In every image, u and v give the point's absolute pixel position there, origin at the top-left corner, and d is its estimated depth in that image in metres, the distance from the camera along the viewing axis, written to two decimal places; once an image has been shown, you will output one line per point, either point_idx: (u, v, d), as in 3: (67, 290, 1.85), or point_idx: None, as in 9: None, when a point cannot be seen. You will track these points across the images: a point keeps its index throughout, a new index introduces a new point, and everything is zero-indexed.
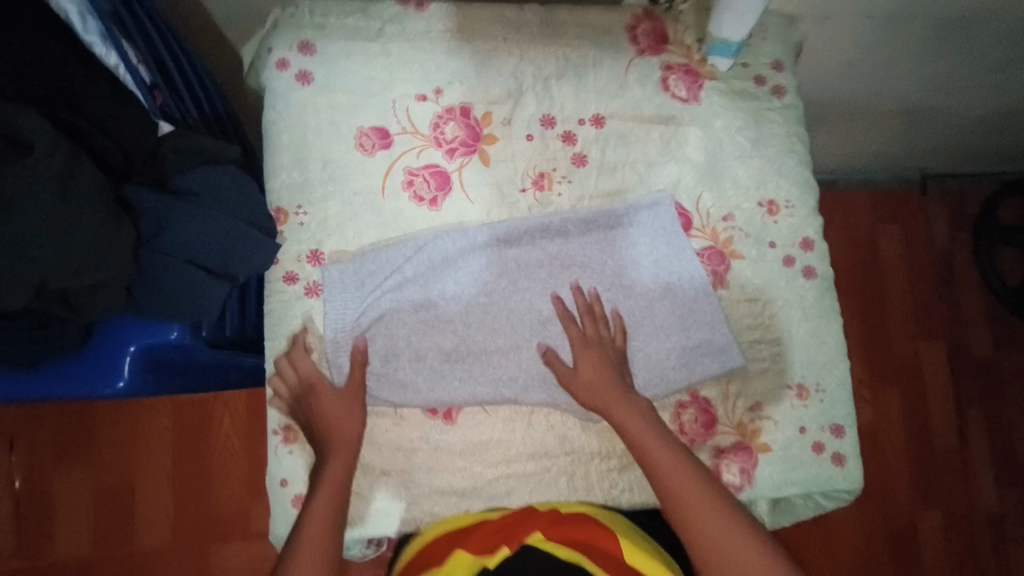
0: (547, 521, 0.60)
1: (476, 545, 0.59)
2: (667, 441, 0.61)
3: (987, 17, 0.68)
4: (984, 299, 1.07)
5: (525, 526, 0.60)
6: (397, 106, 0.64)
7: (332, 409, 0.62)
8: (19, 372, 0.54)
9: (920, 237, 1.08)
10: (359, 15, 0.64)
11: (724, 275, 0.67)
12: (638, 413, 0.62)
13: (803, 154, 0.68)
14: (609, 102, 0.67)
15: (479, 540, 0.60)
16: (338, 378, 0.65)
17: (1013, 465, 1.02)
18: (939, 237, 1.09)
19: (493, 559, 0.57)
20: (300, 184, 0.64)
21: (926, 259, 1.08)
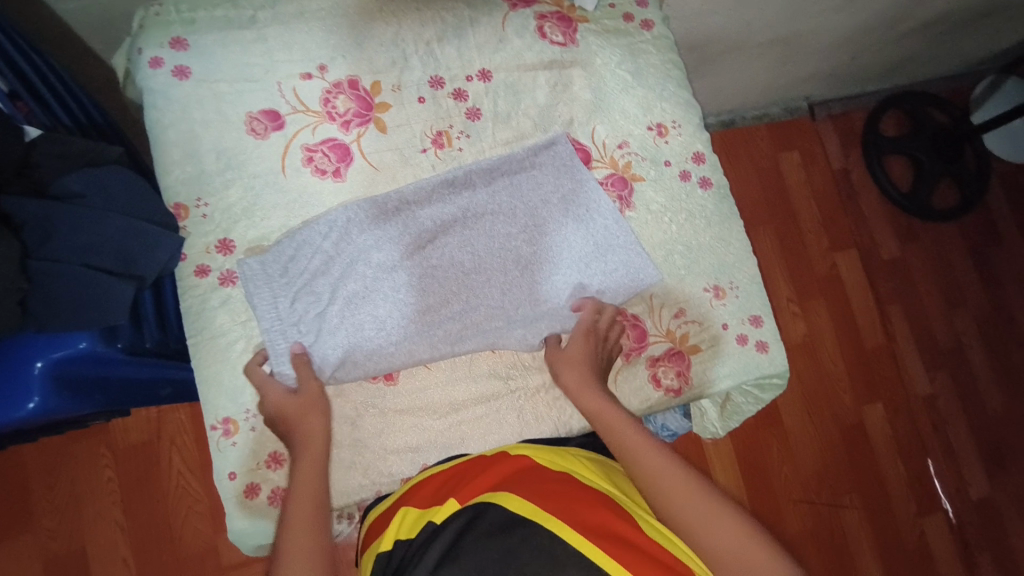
0: (497, 473, 0.58)
1: (432, 492, 0.59)
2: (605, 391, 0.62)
3: None
4: (830, 209, 1.53)
5: (472, 479, 0.59)
6: (283, 87, 0.66)
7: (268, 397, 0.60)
8: None
9: (798, 170, 1.52)
10: (230, 6, 0.66)
11: (629, 198, 0.72)
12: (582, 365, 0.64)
13: (681, 80, 0.77)
14: (492, 57, 0.71)
15: (432, 489, 0.60)
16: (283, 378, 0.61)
17: (857, 340, 1.46)
18: (812, 172, 1.54)
19: (440, 511, 0.56)
20: (194, 177, 0.63)
21: (796, 187, 1.51)
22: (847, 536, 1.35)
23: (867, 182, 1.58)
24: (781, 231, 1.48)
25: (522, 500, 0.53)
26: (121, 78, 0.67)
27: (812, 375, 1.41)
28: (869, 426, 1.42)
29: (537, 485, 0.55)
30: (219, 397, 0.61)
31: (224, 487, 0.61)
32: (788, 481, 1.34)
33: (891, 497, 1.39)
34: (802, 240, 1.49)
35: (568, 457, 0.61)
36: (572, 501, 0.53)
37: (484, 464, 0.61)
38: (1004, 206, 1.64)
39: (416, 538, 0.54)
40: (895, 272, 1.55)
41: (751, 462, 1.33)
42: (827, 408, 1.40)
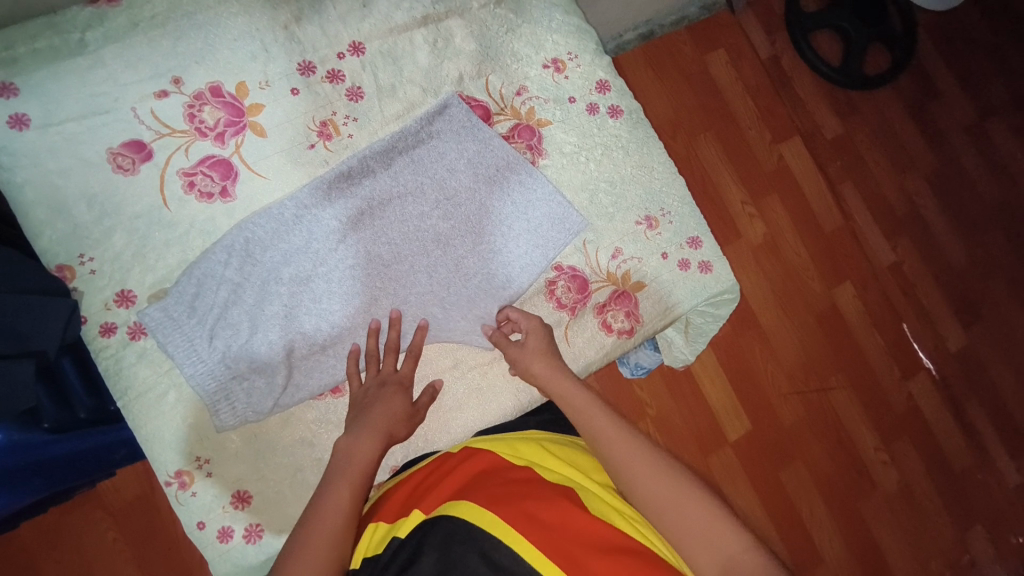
0: (454, 482, 0.58)
1: (398, 504, 0.59)
2: (555, 362, 0.63)
3: None
4: (767, 100, 1.49)
5: (437, 487, 0.58)
6: (139, 113, 0.60)
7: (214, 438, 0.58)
8: None
9: (727, 67, 1.47)
10: (52, 33, 0.59)
11: (540, 145, 0.68)
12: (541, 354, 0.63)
13: (569, 6, 0.72)
14: (360, 26, 0.65)
15: (397, 503, 0.59)
16: (226, 417, 0.59)
17: (814, 226, 1.46)
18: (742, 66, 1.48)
19: (404, 526, 0.56)
20: (68, 234, 0.58)
21: (728, 86, 1.47)
22: (839, 415, 1.39)
23: (798, 66, 1.54)
24: (723, 135, 1.45)
25: (481, 510, 0.52)
26: None
27: (778, 271, 1.42)
28: (842, 306, 1.44)
29: (502, 492, 0.54)
30: (163, 452, 0.58)
31: (198, 537, 0.58)
32: (775, 378, 1.37)
33: (874, 369, 1.44)
34: (744, 140, 1.46)
35: (532, 449, 0.62)
36: (532, 507, 0.52)
37: (444, 468, 0.60)
38: (936, 58, 1.62)
39: (383, 555, 0.54)
40: (841, 149, 1.54)
41: (736, 369, 1.35)
42: (799, 301, 1.42)
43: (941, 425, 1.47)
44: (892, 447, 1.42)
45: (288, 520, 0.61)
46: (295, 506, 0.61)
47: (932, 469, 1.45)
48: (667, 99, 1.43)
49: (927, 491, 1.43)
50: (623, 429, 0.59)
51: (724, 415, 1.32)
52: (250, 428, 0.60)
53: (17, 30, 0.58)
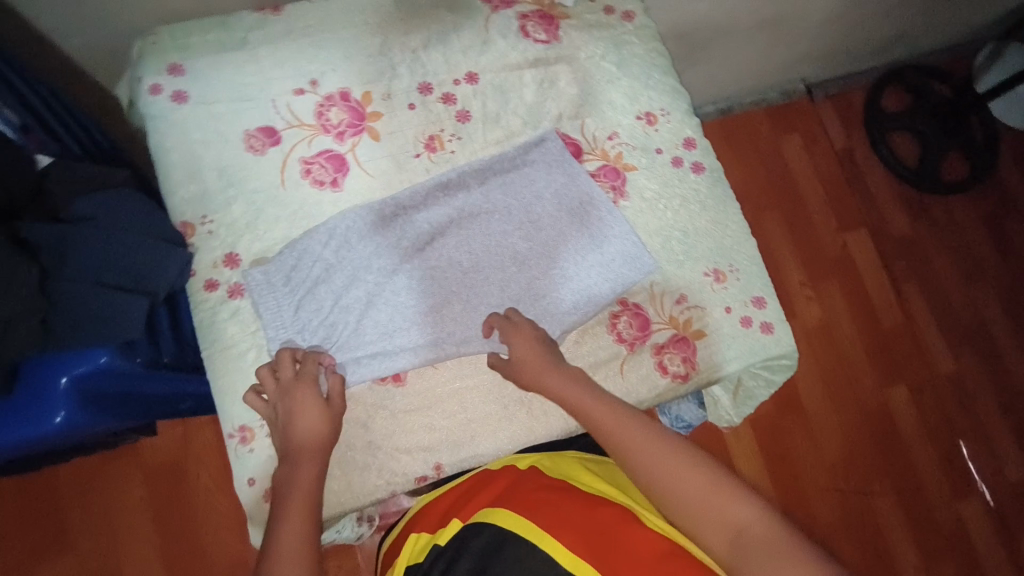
0: (490, 489, 0.60)
1: (439, 515, 0.62)
2: (552, 363, 0.61)
3: None
4: (835, 189, 1.51)
5: (474, 495, 0.60)
6: (277, 104, 0.68)
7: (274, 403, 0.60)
8: None
9: (799, 151, 1.51)
10: (222, 30, 0.69)
11: (622, 187, 0.72)
12: (540, 355, 0.62)
13: (667, 68, 0.78)
14: (478, 59, 0.73)
15: (440, 511, 0.62)
16: None
17: (872, 318, 1.44)
18: (813, 153, 1.52)
19: (443, 534, 0.58)
20: (197, 196, 0.65)
21: (799, 169, 1.50)
22: (878, 520, 1.31)
23: (872, 161, 1.56)
24: (788, 214, 1.47)
25: (517, 517, 0.54)
26: (126, 106, 0.71)
27: (829, 357, 1.39)
28: (893, 406, 1.39)
29: (535, 498, 0.56)
30: (233, 406, 0.62)
31: (244, 493, 0.61)
32: (814, 467, 1.32)
33: (922, 478, 1.36)
34: (809, 223, 1.47)
35: (564, 463, 0.63)
36: (569, 513, 0.54)
37: (480, 480, 0.62)
38: (1016, 174, 1.61)
39: (425, 562, 0.56)
40: (908, 248, 1.52)
41: (772, 450, 1.31)
42: (848, 392, 1.38)
43: (994, 556, 1.35)
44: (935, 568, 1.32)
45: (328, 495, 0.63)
46: (339, 483, 0.63)
47: None
48: (737, 173, 1.47)
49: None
50: (619, 407, 0.58)
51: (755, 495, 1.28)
52: None
53: (194, 24, 0.69)
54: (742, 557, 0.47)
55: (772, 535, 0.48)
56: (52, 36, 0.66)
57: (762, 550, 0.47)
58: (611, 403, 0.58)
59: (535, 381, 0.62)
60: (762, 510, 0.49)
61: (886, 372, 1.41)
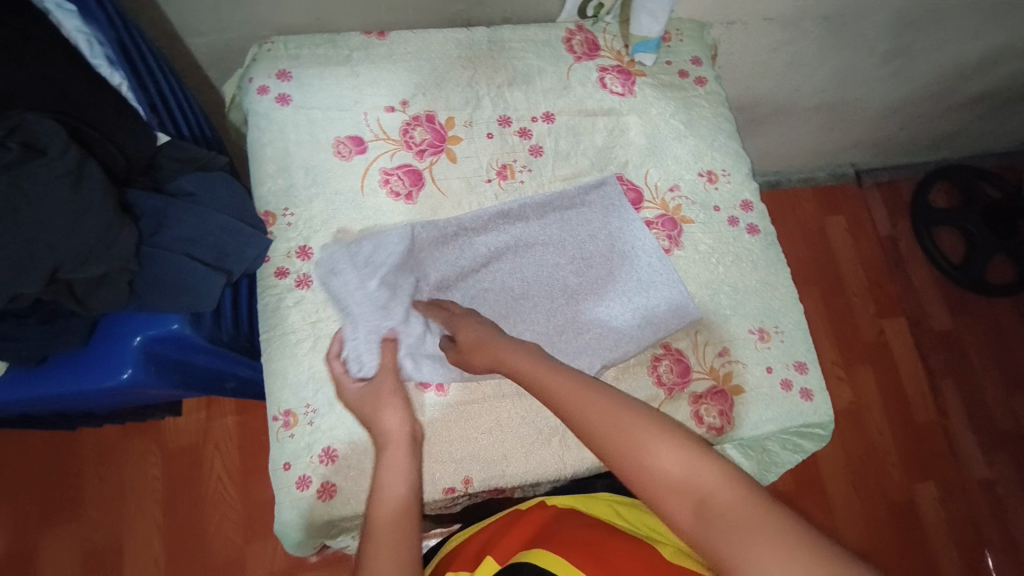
0: (525, 529, 0.59)
1: (472, 556, 0.60)
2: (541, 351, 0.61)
3: (856, 25, 0.95)
4: (873, 274, 1.51)
5: (507, 532, 0.60)
6: (368, 118, 0.74)
7: (352, 394, 0.62)
8: (31, 371, 0.59)
9: (841, 232, 1.53)
10: (331, 46, 0.76)
11: (678, 237, 0.75)
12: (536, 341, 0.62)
13: (732, 133, 0.81)
14: (556, 101, 0.78)
15: (472, 552, 0.61)
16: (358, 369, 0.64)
17: (902, 409, 1.41)
18: (856, 234, 1.54)
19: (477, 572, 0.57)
20: (283, 189, 0.70)
21: (840, 249, 1.52)
22: None
23: (915, 252, 1.57)
24: (826, 291, 1.47)
25: (553, 555, 0.53)
26: (231, 102, 0.78)
27: (855, 444, 1.36)
28: (920, 503, 1.34)
29: (567, 537, 0.56)
30: (283, 390, 0.64)
31: (279, 476, 0.62)
32: None
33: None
34: (846, 303, 1.47)
35: (602, 503, 0.62)
36: (601, 553, 0.53)
37: (510, 518, 0.62)
38: None
39: None
40: (946, 344, 1.50)
41: None
42: (870, 483, 1.33)
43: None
44: None
45: (357, 493, 0.62)
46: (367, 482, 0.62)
47: None
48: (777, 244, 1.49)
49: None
50: (578, 378, 0.56)
51: None
52: None
53: (307, 39, 0.76)
54: (710, 528, 0.45)
55: (740, 502, 0.45)
56: (181, 32, 0.73)
57: (728, 516, 0.45)
58: (568, 374, 0.57)
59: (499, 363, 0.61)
60: (727, 475, 0.47)
61: (914, 466, 1.36)
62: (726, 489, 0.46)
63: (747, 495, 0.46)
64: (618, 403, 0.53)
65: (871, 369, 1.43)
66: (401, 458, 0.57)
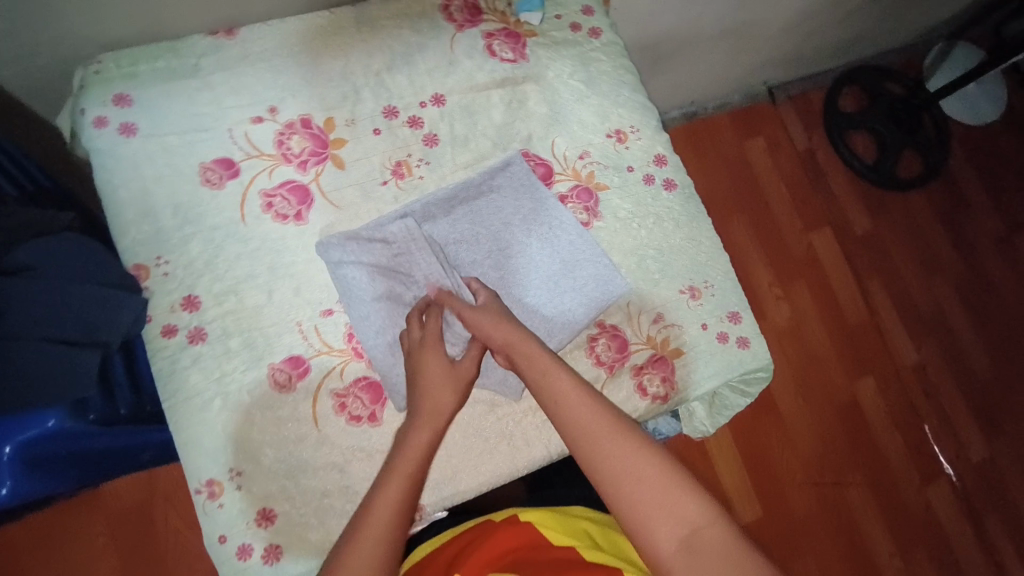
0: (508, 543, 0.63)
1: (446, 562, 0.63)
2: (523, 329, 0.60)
3: None
4: (796, 190, 1.55)
5: (484, 550, 0.62)
6: (234, 134, 0.65)
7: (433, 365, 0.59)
8: None
9: (761, 152, 1.55)
10: (172, 56, 0.65)
11: (595, 208, 0.71)
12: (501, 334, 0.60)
13: (635, 85, 0.77)
14: (444, 81, 0.71)
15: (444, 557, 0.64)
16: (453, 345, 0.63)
17: (836, 315, 1.47)
18: (775, 152, 1.56)
19: None
20: (151, 236, 0.61)
21: (763, 170, 1.53)
22: (851, 511, 1.35)
23: (832, 160, 1.60)
24: (755, 215, 1.49)
25: None
26: (70, 137, 0.66)
27: (800, 357, 1.42)
28: (861, 398, 1.43)
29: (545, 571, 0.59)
30: (199, 459, 0.59)
31: (217, 550, 0.58)
32: (790, 465, 1.34)
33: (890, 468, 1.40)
34: (773, 223, 1.50)
35: (578, 529, 0.66)
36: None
37: (489, 530, 0.64)
38: (966, 170, 1.67)
39: None
40: (871, 246, 1.57)
41: (750, 449, 1.33)
42: (817, 390, 1.41)
43: (958, 534, 1.41)
44: (908, 556, 1.36)
45: (305, 546, 0.59)
46: (314, 532, 0.59)
47: None
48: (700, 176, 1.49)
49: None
50: (588, 392, 0.57)
51: (736, 493, 1.31)
52: (286, 444, 0.60)
53: (141, 51, 0.64)
54: (693, 557, 0.50)
55: (725, 540, 0.50)
56: None
57: (711, 552, 0.49)
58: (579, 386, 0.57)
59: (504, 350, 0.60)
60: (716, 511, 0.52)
61: (852, 365, 1.45)
62: (713, 525, 0.51)
63: (728, 531, 0.51)
64: (622, 429, 0.54)
65: (804, 281, 1.48)
66: (420, 446, 0.57)
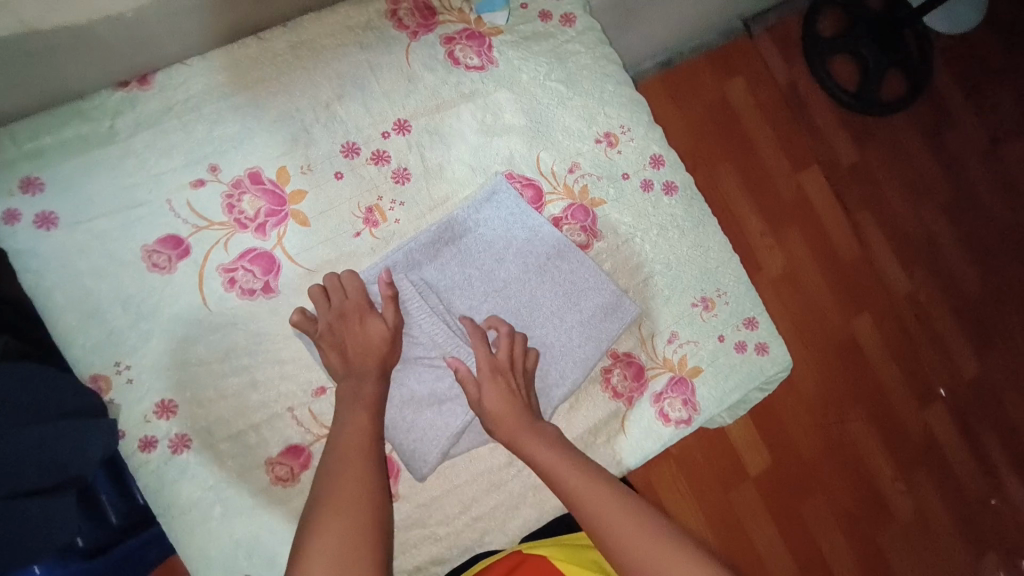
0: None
1: None
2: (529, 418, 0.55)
3: None
4: (775, 123, 1.43)
5: None
6: (174, 203, 0.56)
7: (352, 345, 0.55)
8: None
9: (750, 84, 1.41)
10: (78, 120, 0.54)
11: (594, 226, 0.65)
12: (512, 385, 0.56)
13: (622, 74, 0.69)
14: (405, 103, 0.62)
15: None
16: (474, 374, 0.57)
17: (828, 256, 1.40)
18: (758, 85, 1.44)
19: None
20: (102, 341, 0.53)
21: (747, 107, 1.40)
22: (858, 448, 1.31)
23: (815, 92, 1.52)
24: (746, 156, 1.38)
25: None
26: None
27: (796, 303, 1.34)
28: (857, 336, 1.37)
29: None
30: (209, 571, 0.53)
31: None
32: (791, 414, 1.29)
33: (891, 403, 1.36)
34: (759, 162, 1.39)
35: (587, 559, 0.57)
36: None
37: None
38: (950, 84, 1.61)
39: None
40: (856, 177, 1.51)
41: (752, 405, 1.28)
42: (817, 334, 1.35)
43: (956, 455, 1.38)
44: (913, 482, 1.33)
45: None
46: None
47: (951, 508, 1.35)
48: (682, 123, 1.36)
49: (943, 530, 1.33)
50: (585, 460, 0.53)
51: (740, 439, 1.25)
52: None
53: (40, 119, 0.54)
54: None
55: None
56: None
57: None
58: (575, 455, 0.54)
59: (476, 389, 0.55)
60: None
61: (847, 306, 1.38)
62: None
63: None
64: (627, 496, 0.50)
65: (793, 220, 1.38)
66: (365, 423, 0.51)
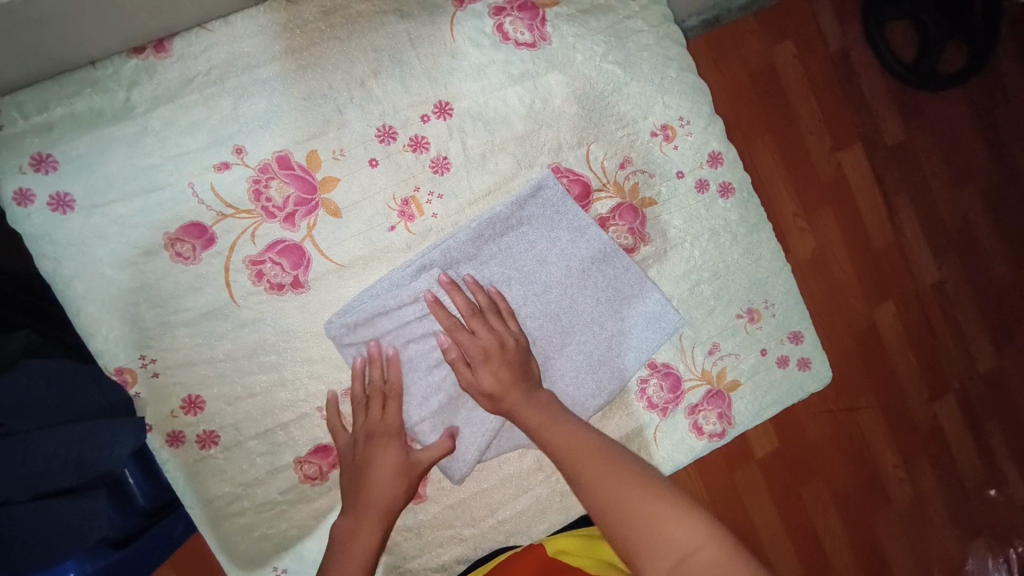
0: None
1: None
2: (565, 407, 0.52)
3: None
4: (828, 68, 1.06)
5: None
6: (196, 187, 0.51)
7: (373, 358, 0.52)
8: None
9: (808, 38, 1.05)
10: (91, 92, 0.49)
11: (642, 228, 0.61)
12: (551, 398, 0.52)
13: (685, 58, 0.63)
14: (446, 84, 0.56)
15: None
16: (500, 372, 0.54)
17: (872, 258, 1.08)
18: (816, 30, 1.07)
19: None
20: (126, 333, 0.51)
21: (792, 67, 1.04)
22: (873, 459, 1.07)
23: None
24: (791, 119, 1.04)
25: None
26: None
27: (820, 300, 1.05)
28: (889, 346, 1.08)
29: None
30: (238, 563, 0.54)
31: None
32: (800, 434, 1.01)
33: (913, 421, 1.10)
34: (798, 124, 1.05)
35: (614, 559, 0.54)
36: None
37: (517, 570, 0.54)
38: None
39: None
40: (900, 157, 1.17)
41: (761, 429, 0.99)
42: (841, 341, 1.07)
43: (969, 468, 1.15)
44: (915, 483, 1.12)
45: None
46: None
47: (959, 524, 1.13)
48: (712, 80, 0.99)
49: (940, 535, 1.12)
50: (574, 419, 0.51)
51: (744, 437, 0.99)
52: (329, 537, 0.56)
53: (49, 88, 0.49)
54: None
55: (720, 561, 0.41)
56: None
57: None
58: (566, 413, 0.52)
59: (514, 401, 0.52)
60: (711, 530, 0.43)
61: (884, 317, 1.08)
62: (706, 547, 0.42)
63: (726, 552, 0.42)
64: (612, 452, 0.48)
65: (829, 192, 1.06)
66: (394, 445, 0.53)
